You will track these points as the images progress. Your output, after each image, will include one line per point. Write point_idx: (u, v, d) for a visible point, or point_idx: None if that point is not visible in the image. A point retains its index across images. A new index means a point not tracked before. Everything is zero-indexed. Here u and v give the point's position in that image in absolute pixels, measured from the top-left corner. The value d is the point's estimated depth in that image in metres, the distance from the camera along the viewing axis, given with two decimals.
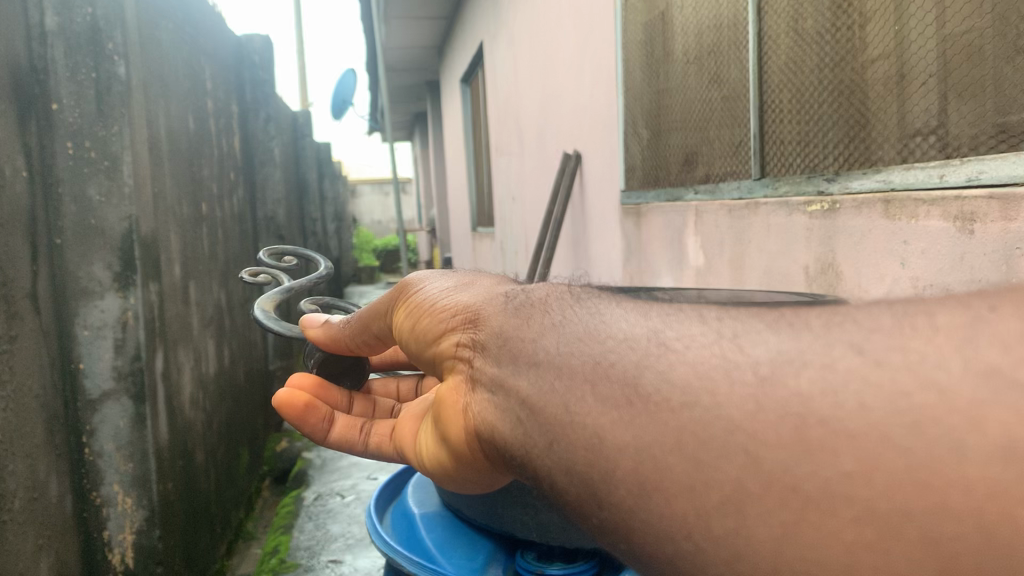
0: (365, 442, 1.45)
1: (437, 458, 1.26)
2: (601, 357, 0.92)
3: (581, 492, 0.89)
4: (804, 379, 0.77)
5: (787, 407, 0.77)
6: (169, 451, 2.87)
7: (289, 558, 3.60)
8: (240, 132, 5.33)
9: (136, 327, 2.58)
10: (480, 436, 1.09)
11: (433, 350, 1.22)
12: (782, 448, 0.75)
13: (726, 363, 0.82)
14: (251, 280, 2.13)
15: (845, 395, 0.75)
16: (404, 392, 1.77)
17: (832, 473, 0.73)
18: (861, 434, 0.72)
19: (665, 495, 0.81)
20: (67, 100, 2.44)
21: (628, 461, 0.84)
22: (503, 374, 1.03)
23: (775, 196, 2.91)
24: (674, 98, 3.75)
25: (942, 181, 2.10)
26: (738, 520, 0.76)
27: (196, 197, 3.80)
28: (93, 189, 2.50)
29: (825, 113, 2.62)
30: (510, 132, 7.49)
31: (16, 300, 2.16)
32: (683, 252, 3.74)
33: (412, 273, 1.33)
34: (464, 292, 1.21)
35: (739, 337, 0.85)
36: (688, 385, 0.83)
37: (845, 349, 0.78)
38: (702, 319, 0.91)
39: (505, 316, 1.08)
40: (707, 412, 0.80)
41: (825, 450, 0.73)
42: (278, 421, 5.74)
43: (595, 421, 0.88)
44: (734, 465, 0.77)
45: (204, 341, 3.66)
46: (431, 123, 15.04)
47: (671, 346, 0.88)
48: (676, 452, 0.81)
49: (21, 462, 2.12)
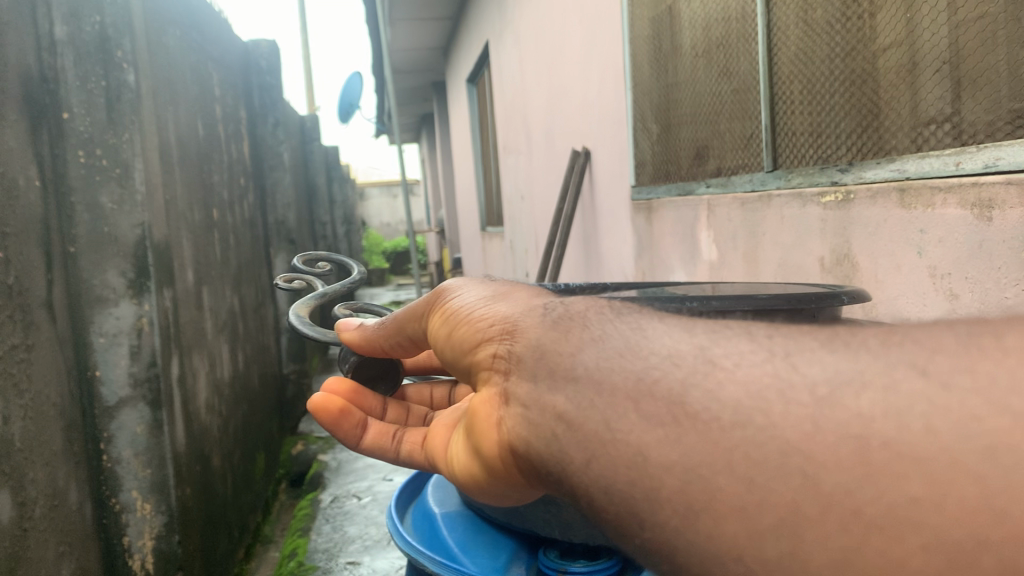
0: (398, 449, 1.45)
1: (469, 470, 1.24)
2: (644, 373, 0.90)
3: (621, 509, 0.88)
4: (864, 400, 0.78)
5: (846, 428, 0.77)
6: (186, 456, 2.87)
7: (308, 560, 3.61)
8: (248, 136, 5.34)
9: (151, 334, 2.59)
10: (515, 452, 1.05)
11: (471, 359, 1.17)
12: (842, 470, 0.75)
13: (781, 382, 0.82)
14: (289, 287, 2.13)
15: (911, 417, 0.75)
16: (438, 399, 1.76)
17: (897, 497, 0.73)
18: (929, 460, 0.73)
19: (714, 515, 0.80)
20: (77, 109, 2.45)
21: (675, 480, 0.83)
22: (539, 390, 1.00)
23: (787, 188, 2.90)
24: (684, 92, 3.74)
25: (958, 168, 2.08)
26: (795, 542, 0.76)
27: (207, 202, 3.81)
28: (105, 197, 2.51)
29: (836, 103, 2.61)
30: (517, 131, 7.48)
31: (32, 309, 2.17)
32: (696, 246, 3.73)
33: (449, 280, 1.28)
34: (503, 301, 1.16)
35: (792, 355, 0.84)
36: (740, 404, 0.82)
37: (906, 369, 0.79)
38: (750, 336, 0.89)
39: (543, 329, 1.05)
40: (761, 432, 0.80)
41: (889, 474, 0.74)
42: (293, 425, 5.75)
43: (640, 439, 0.87)
44: (789, 486, 0.77)
45: (218, 347, 3.67)
46: (438, 124, 15.05)
47: (721, 364, 0.86)
48: (727, 473, 0.80)
49: (40, 470, 2.12)
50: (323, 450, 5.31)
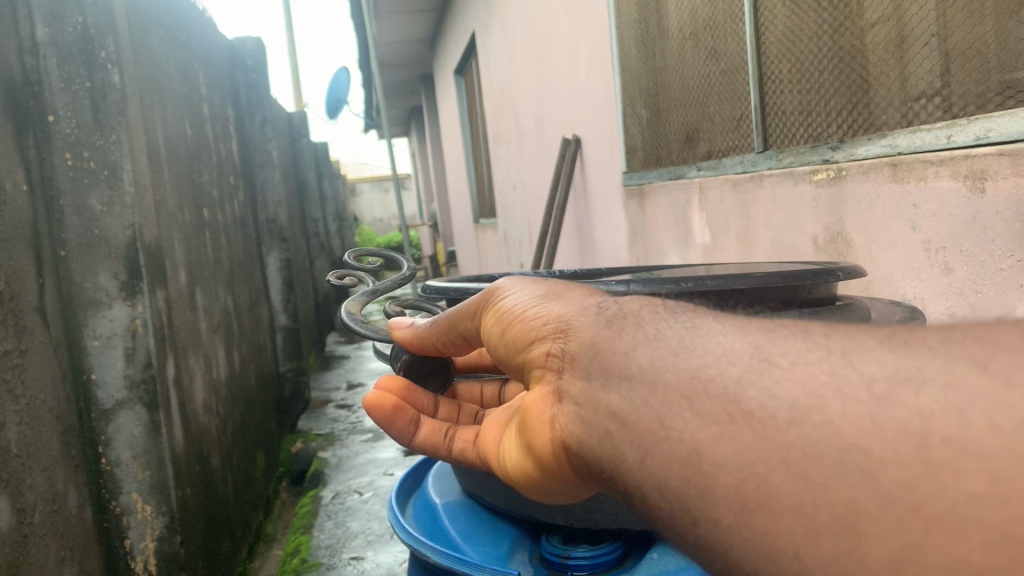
0: (450, 446, 1.45)
1: (523, 468, 1.23)
2: (699, 371, 0.86)
3: (674, 508, 0.84)
4: (925, 398, 0.72)
5: (907, 424, 0.71)
6: (185, 457, 2.86)
7: (311, 557, 3.60)
8: (236, 134, 5.32)
9: (145, 335, 2.57)
10: (568, 451, 1.05)
11: (525, 359, 1.16)
12: (902, 468, 0.70)
13: (838, 379, 0.77)
14: (337, 283, 2.10)
15: (972, 413, 0.70)
16: (489, 397, 1.72)
17: (960, 494, 0.68)
18: (994, 459, 0.67)
19: (771, 512, 0.76)
20: (63, 111, 2.43)
21: (729, 477, 0.79)
22: (592, 388, 0.98)
23: (778, 167, 2.89)
24: (672, 76, 3.73)
25: (950, 141, 2.07)
26: (853, 540, 0.71)
27: (197, 202, 3.79)
28: (95, 199, 2.49)
29: (826, 81, 2.60)
30: (506, 120, 7.46)
31: (24, 313, 2.15)
32: (688, 230, 3.72)
33: (501, 279, 1.27)
34: (559, 301, 1.14)
35: (850, 354, 0.79)
36: (796, 402, 0.78)
37: (967, 366, 0.73)
38: (807, 335, 0.85)
39: (596, 328, 1.03)
40: (818, 429, 0.75)
41: (952, 471, 0.68)
42: (291, 423, 5.73)
43: (693, 437, 0.82)
44: (848, 483, 0.72)
45: (213, 347, 3.66)
46: (427, 117, 15.02)
47: (775, 361, 0.82)
48: (783, 470, 0.76)
49: (39, 475, 2.11)
50: (323, 447, 5.31)
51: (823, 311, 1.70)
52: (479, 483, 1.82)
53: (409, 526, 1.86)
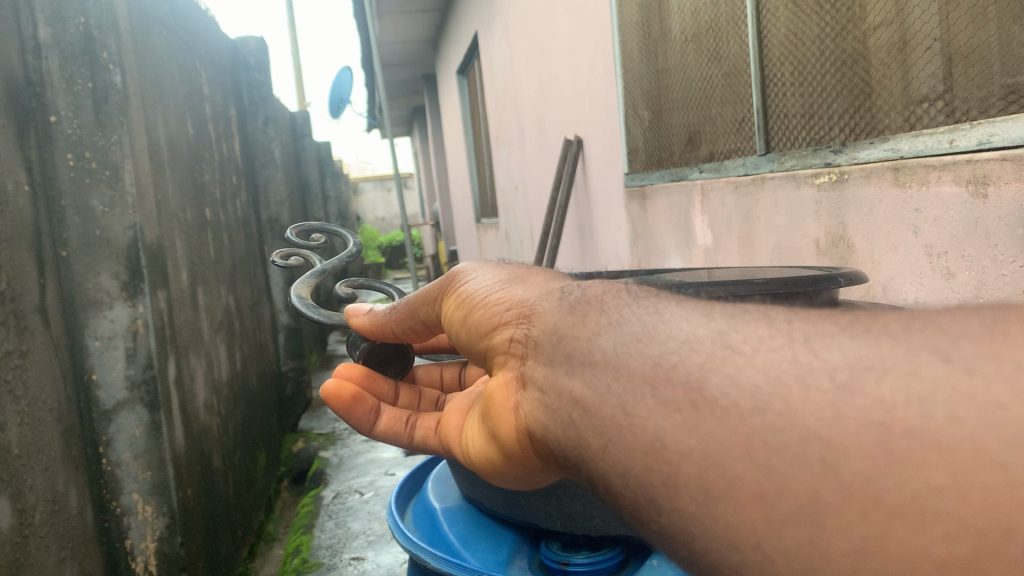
0: (411, 435, 1.42)
1: (486, 453, 1.20)
2: (662, 358, 0.84)
3: (638, 496, 0.82)
4: (886, 387, 0.69)
5: (869, 415, 0.68)
6: (186, 458, 2.86)
7: (311, 557, 3.60)
8: (239, 135, 5.32)
9: (147, 336, 2.57)
10: (532, 437, 1.03)
11: (484, 343, 1.14)
12: (864, 458, 0.67)
13: (799, 367, 0.74)
14: (283, 263, 2.11)
15: (933, 403, 0.66)
16: (448, 381, 1.72)
17: (920, 486, 0.65)
18: (955, 449, 0.64)
19: (733, 502, 0.73)
20: (65, 112, 2.42)
21: (692, 468, 0.76)
22: (556, 374, 0.96)
23: (781, 170, 2.88)
24: (674, 78, 3.72)
25: (953, 146, 2.07)
26: (813, 531, 0.69)
27: (199, 203, 3.79)
28: (95, 199, 2.48)
29: (828, 84, 2.59)
30: (509, 122, 7.46)
31: (26, 315, 2.15)
32: (690, 232, 3.72)
33: (461, 263, 1.25)
34: (518, 285, 1.13)
35: (812, 340, 0.76)
36: (758, 389, 0.75)
37: (929, 356, 0.69)
38: (770, 322, 0.82)
39: (561, 313, 1.01)
40: (780, 418, 0.72)
41: (912, 463, 0.65)
42: (292, 423, 5.73)
43: (657, 425, 0.80)
44: (810, 474, 0.69)
45: (215, 347, 3.66)
46: (430, 118, 15.03)
47: (737, 349, 0.79)
48: (745, 460, 0.73)
49: (40, 476, 2.11)
50: (324, 447, 5.30)
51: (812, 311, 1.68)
52: (478, 488, 1.82)
53: (408, 531, 1.85)
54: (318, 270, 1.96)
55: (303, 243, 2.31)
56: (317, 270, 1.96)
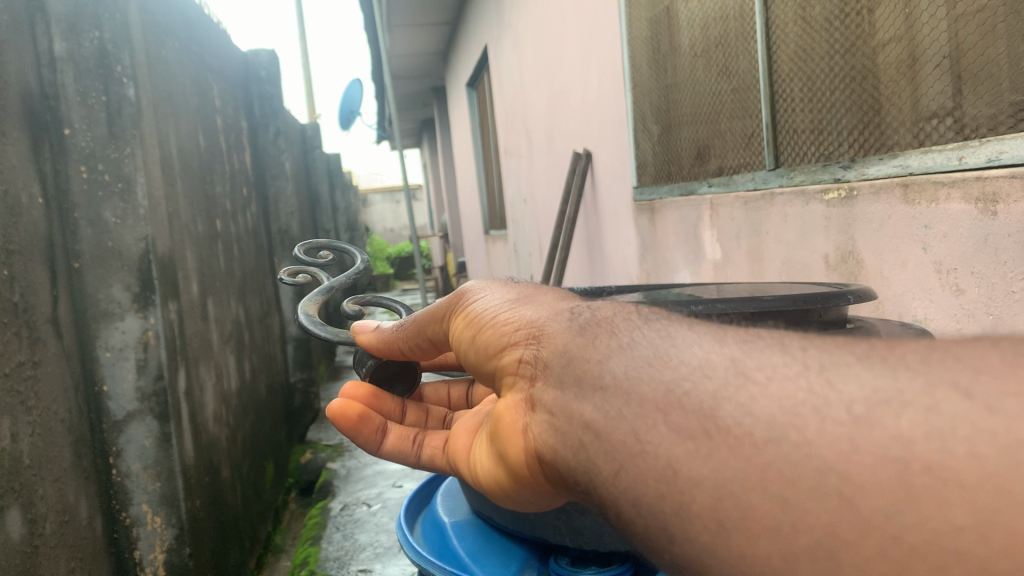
0: (419, 453, 1.44)
1: (495, 477, 1.21)
2: (674, 384, 0.84)
3: (651, 525, 0.82)
4: (904, 421, 0.70)
5: (887, 449, 0.69)
6: (196, 469, 2.87)
7: (319, 569, 3.60)
8: (249, 147, 5.35)
9: (157, 347, 2.58)
10: (541, 459, 1.03)
11: (495, 364, 1.15)
12: (882, 494, 0.68)
13: (815, 398, 0.75)
14: (290, 282, 2.11)
15: (953, 441, 0.67)
16: (455, 399, 1.73)
17: (941, 524, 0.65)
18: (976, 488, 0.65)
19: (748, 533, 0.74)
20: (79, 125, 2.44)
21: (705, 496, 0.77)
22: (566, 398, 0.96)
23: (790, 186, 2.88)
24: (683, 92, 3.74)
25: (962, 163, 2.08)
26: (831, 567, 0.69)
27: (210, 215, 3.82)
28: (108, 211, 2.51)
29: (837, 100, 2.60)
30: (518, 134, 7.49)
31: (38, 326, 2.17)
32: (699, 247, 3.72)
33: (470, 282, 1.26)
34: (527, 305, 1.13)
35: (827, 369, 0.77)
36: (772, 420, 0.75)
37: (948, 390, 0.70)
38: (784, 348, 0.82)
39: (570, 335, 1.01)
40: (796, 449, 0.73)
41: (932, 500, 0.66)
42: (300, 434, 5.74)
43: (669, 452, 0.81)
44: (826, 508, 0.70)
45: (225, 358, 3.68)
46: (440, 130, 15.09)
47: (752, 376, 0.80)
48: (759, 490, 0.74)
49: (50, 486, 2.13)
50: (332, 458, 5.31)
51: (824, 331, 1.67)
52: (488, 503, 1.82)
53: (418, 545, 1.86)
54: (325, 288, 1.96)
55: (310, 260, 2.31)
56: (324, 288, 1.96)
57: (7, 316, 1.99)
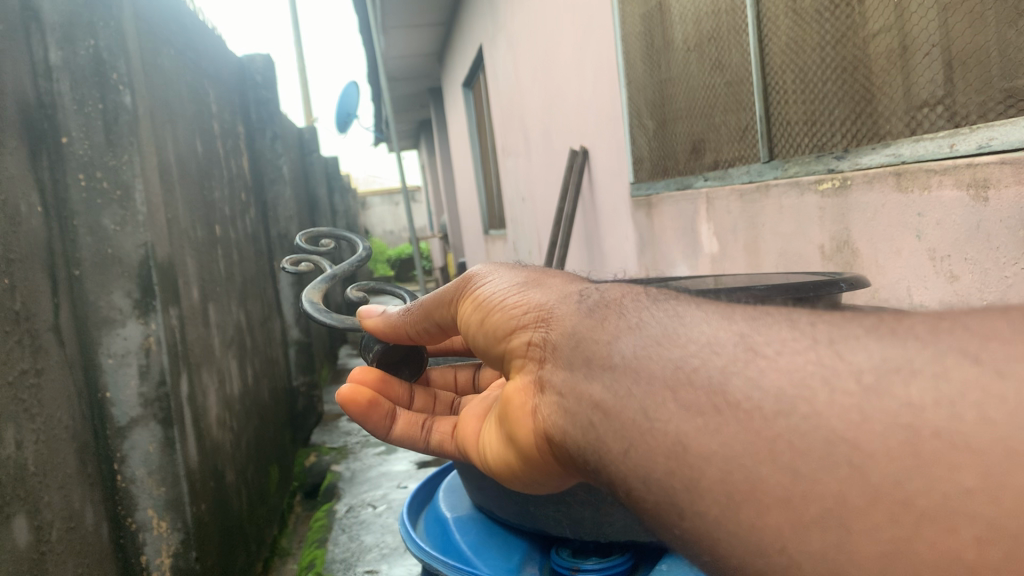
0: (428, 439, 1.46)
1: (504, 460, 1.23)
2: (683, 361, 0.85)
3: (660, 500, 0.83)
4: (914, 389, 0.71)
5: (896, 417, 0.70)
6: (200, 472, 2.89)
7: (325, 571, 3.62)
8: (247, 152, 5.36)
9: (159, 352, 2.61)
10: (550, 441, 1.04)
11: (503, 347, 1.17)
12: (893, 462, 0.69)
13: (824, 370, 0.76)
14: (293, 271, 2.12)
15: (962, 406, 0.68)
16: (462, 383, 1.74)
17: (951, 488, 0.67)
18: (985, 451, 0.66)
19: (758, 506, 0.75)
20: (76, 133, 2.46)
21: (716, 470, 0.78)
22: (575, 379, 0.98)
23: (785, 177, 2.90)
24: (677, 86, 3.75)
25: (953, 150, 2.09)
26: (842, 534, 0.70)
27: (209, 220, 3.83)
28: (107, 219, 2.53)
29: (829, 92, 2.62)
30: (515, 134, 7.50)
31: (40, 333, 2.19)
32: (697, 241, 3.74)
33: (477, 267, 1.28)
34: (534, 288, 1.15)
35: (836, 341, 0.78)
36: (782, 393, 0.77)
37: (957, 356, 0.71)
38: (792, 324, 0.83)
39: (579, 317, 1.03)
40: (806, 421, 0.74)
41: (942, 465, 0.67)
42: (304, 437, 5.77)
43: (679, 428, 0.82)
44: (836, 477, 0.71)
45: (227, 363, 3.69)
46: (436, 132, 15.10)
47: (761, 351, 0.81)
48: (770, 463, 0.75)
49: (56, 493, 2.14)
50: (335, 461, 5.33)
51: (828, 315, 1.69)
52: (490, 498, 1.84)
53: (421, 540, 1.88)
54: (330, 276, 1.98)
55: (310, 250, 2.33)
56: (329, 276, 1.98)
57: (8, 324, 2.01)
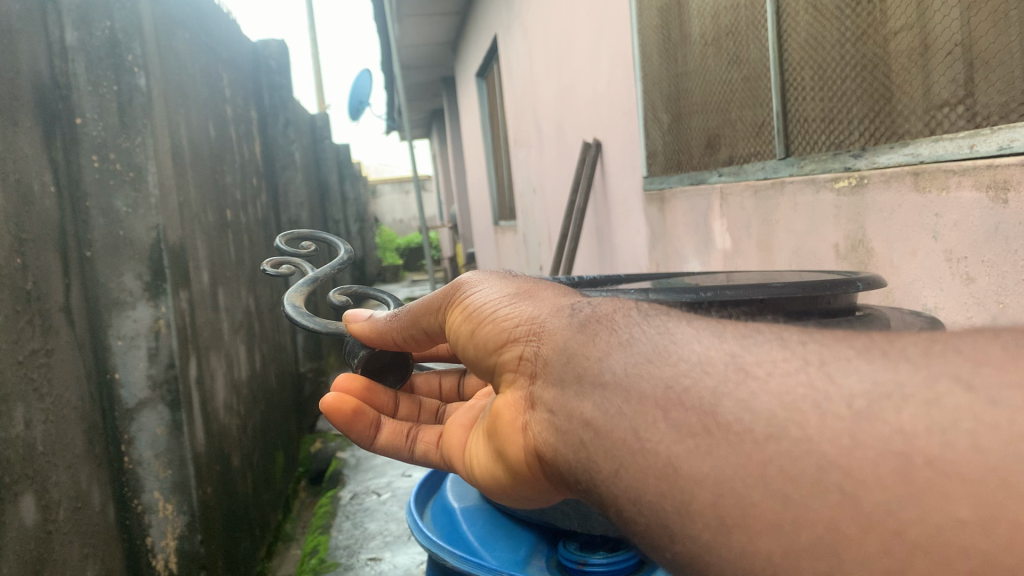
0: (412, 447, 1.44)
1: (493, 475, 1.21)
2: (674, 381, 0.83)
3: (652, 522, 0.80)
4: (906, 415, 0.68)
5: (888, 443, 0.67)
6: (206, 456, 2.89)
7: (328, 557, 3.62)
8: (260, 138, 5.37)
9: (169, 336, 2.60)
10: (541, 458, 1.02)
11: (494, 360, 1.14)
12: (884, 489, 0.66)
13: (815, 394, 0.73)
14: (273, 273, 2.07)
15: (955, 433, 0.66)
16: (446, 390, 1.72)
17: (945, 518, 0.63)
18: (978, 480, 0.63)
19: (749, 532, 0.72)
20: (90, 114, 2.46)
21: (705, 493, 0.75)
22: (566, 396, 0.95)
23: (800, 175, 2.88)
24: (693, 81, 3.73)
25: (973, 151, 2.07)
26: (833, 563, 0.67)
27: (220, 204, 3.83)
28: (119, 201, 2.52)
29: (848, 88, 2.59)
30: (527, 126, 7.48)
31: (51, 315, 2.19)
32: (709, 237, 3.71)
33: (468, 275, 1.24)
34: (526, 300, 1.12)
35: (828, 364, 0.76)
36: (772, 415, 0.74)
37: (950, 382, 0.69)
38: (784, 344, 0.81)
39: (570, 332, 0.99)
40: (796, 445, 0.71)
41: (935, 494, 0.64)
42: (311, 424, 5.78)
43: (669, 450, 0.79)
44: (827, 504, 0.68)
45: (235, 347, 3.69)
46: (449, 122, 15.09)
47: (751, 372, 0.78)
48: (760, 487, 0.72)
49: (64, 473, 2.15)
50: (341, 448, 5.34)
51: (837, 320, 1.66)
52: None
53: (427, 529, 1.88)
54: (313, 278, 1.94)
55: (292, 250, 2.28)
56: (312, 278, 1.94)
57: (19, 303, 2.01)
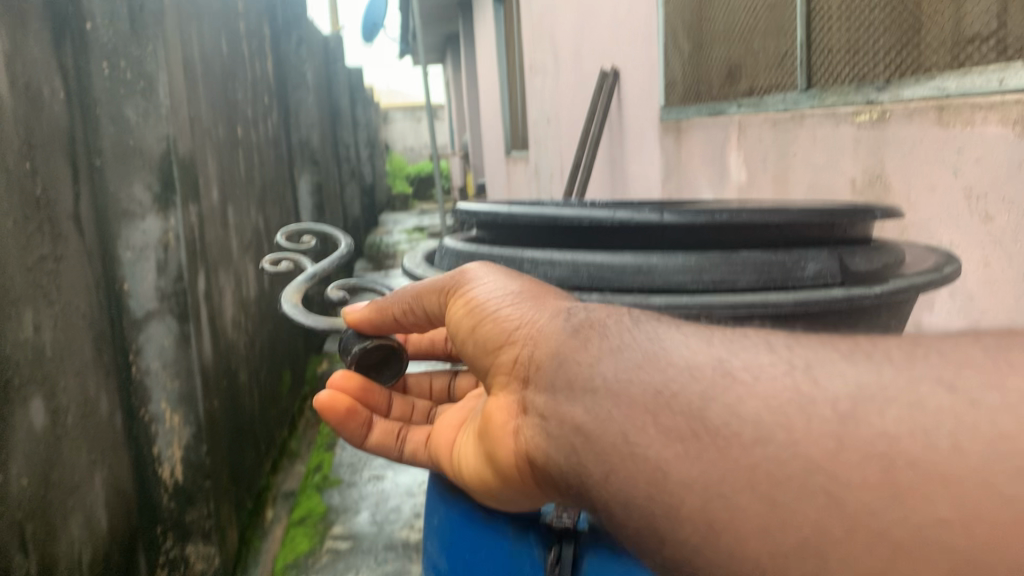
0: (400, 449, 1.57)
1: (480, 476, 1.27)
2: (665, 387, 0.85)
3: (641, 526, 0.85)
4: (889, 418, 0.72)
5: (871, 446, 0.71)
6: (215, 370, 2.95)
7: (333, 474, 3.75)
8: (272, 50, 5.28)
9: (178, 249, 2.58)
10: (532, 462, 1.05)
11: (491, 361, 1.15)
12: (868, 490, 0.70)
13: (801, 398, 0.77)
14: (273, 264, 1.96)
15: (938, 435, 0.69)
16: (438, 389, 1.78)
17: (926, 518, 0.67)
18: (962, 482, 0.66)
19: (737, 535, 0.76)
20: (101, 20, 2.39)
21: (696, 497, 0.79)
22: (557, 401, 0.97)
23: (820, 107, 2.82)
24: (716, 9, 3.63)
25: (1002, 86, 2.00)
26: (819, 564, 0.72)
27: (231, 120, 3.80)
28: (129, 108, 2.47)
29: (876, 19, 2.51)
30: (544, 47, 7.33)
31: (60, 220, 2.19)
32: (723, 169, 3.67)
33: (470, 267, 1.24)
34: (524, 302, 1.11)
35: (813, 368, 0.79)
36: (760, 420, 0.78)
37: (932, 386, 0.72)
38: (770, 348, 0.85)
39: (562, 339, 1.00)
40: (782, 450, 0.75)
41: (916, 495, 0.68)
42: (316, 341, 5.83)
43: (659, 455, 0.83)
44: (814, 506, 0.72)
45: (244, 266, 3.71)
46: (465, 39, 14.80)
47: (739, 376, 0.82)
48: (748, 492, 0.76)
49: (71, 379, 2.17)
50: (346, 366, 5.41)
51: (851, 248, 1.43)
52: None
53: None
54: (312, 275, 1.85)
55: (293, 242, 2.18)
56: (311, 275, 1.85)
57: (29, 210, 2.01)
